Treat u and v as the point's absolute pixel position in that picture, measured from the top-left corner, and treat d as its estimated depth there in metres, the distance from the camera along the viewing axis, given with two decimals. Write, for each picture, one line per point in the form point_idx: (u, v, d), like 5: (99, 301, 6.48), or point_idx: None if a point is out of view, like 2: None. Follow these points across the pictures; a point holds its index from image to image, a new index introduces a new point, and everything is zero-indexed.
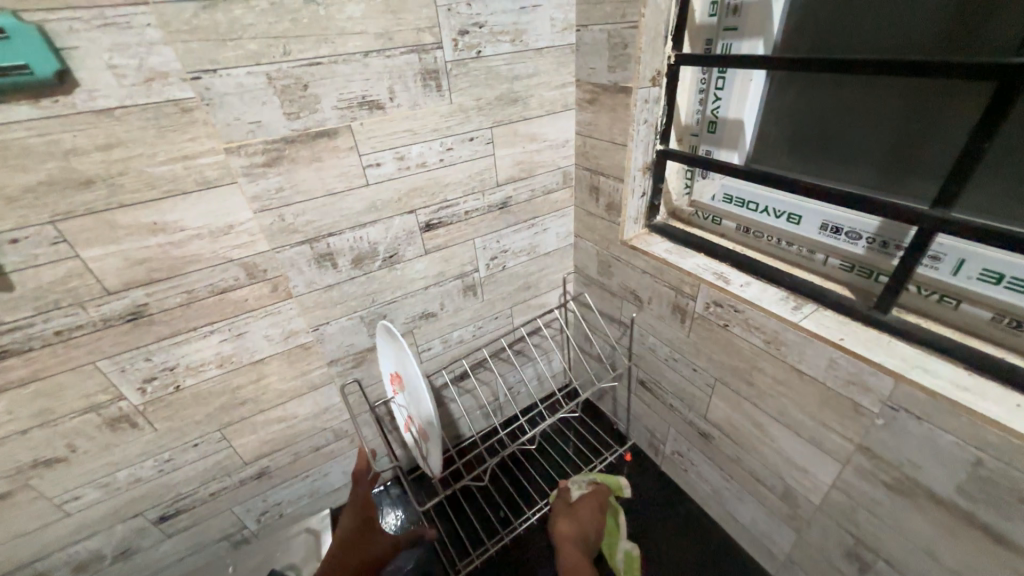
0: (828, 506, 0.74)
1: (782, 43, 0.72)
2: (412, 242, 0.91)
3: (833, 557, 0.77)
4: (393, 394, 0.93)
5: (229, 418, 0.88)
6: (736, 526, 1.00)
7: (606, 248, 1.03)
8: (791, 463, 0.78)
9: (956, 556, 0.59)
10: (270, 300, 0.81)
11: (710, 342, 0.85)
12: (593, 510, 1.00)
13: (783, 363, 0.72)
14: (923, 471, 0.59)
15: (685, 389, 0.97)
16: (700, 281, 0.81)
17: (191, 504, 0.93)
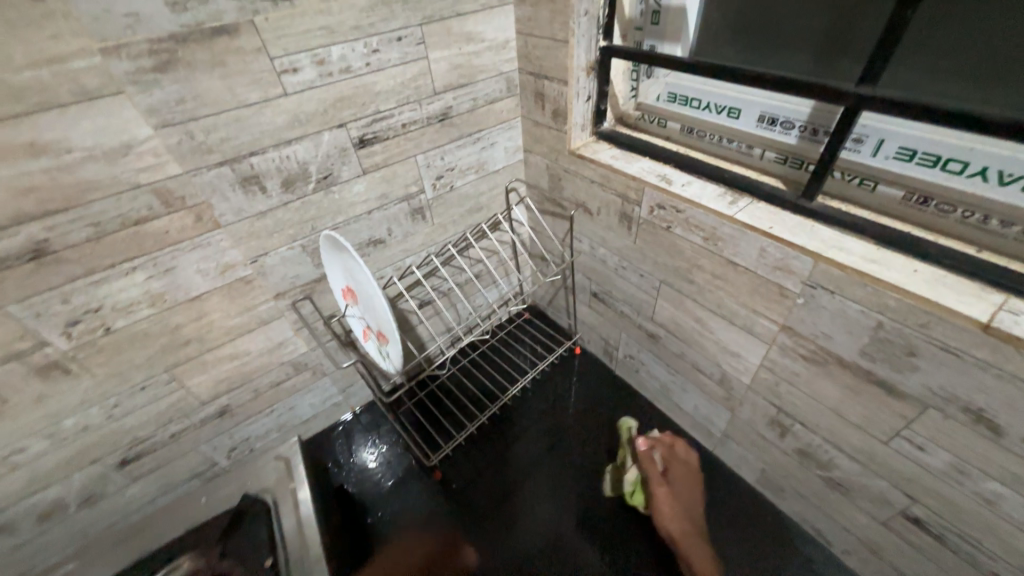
0: (757, 384, 0.83)
1: None
2: (347, 160, 0.85)
3: (760, 427, 0.88)
4: (347, 306, 0.90)
5: (175, 359, 0.85)
6: (682, 415, 1.10)
7: (555, 161, 1.01)
8: (727, 350, 0.85)
9: (856, 409, 0.68)
10: (194, 230, 0.75)
11: (656, 246, 0.87)
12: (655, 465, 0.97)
13: (720, 258, 0.76)
14: (835, 340, 0.65)
15: (635, 296, 1.01)
16: (644, 185, 0.82)
17: (152, 447, 0.92)
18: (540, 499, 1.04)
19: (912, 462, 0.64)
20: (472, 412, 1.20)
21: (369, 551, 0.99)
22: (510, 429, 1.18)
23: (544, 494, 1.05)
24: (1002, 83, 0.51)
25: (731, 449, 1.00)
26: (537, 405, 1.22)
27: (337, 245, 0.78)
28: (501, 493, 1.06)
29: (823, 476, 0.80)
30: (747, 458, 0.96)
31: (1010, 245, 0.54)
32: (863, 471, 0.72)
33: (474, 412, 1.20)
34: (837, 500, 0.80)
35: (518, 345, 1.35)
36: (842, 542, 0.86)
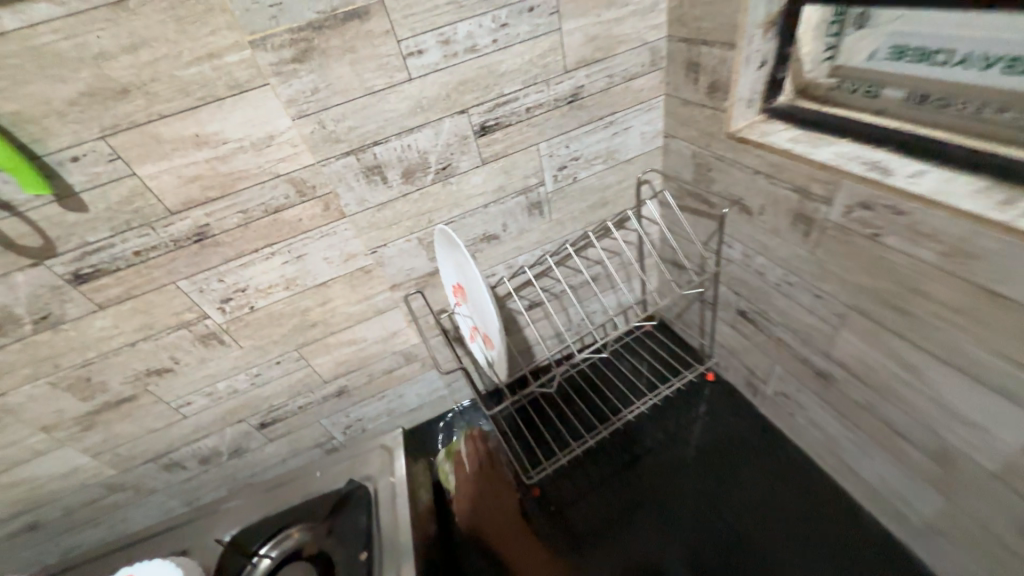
0: (1011, 475, 0.55)
1: None
2: (466, 149, 0.79)
3: (1004, 533, 0.60)
4: (457, 303, 0.86)
5: (304, 338, 0.91)
6: (859, 483, 0.83)
7: (705, 147, 0.82)
8: (956, 417, 0.59)
9: None
10: (323, 219, 0.77)
11: (848, 259, 0.64)
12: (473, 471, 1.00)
13: (969, 284, 0.51)
14: None
15: (803, 321, 0.78)
16: (841, 175, 0.60)
17: (284, 414, 1.01)
18: (657, 552, 0.87)
19: None
20: (578, 430, 1.08)
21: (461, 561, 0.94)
22: (620, 455, 1.03)
23: (662, 547, 0.88)
24: None
25: (939, 547, 0.72)
26: (654, 433, 1.05)
27: (449, 241, 0.73)
28: (605, 523, 0.93)
29: None
30: (970, 569, 0.67)
31: None
32: None
33: (580, 431, 1.08)
34: None
35: (638, 362, 1.18)
36: None
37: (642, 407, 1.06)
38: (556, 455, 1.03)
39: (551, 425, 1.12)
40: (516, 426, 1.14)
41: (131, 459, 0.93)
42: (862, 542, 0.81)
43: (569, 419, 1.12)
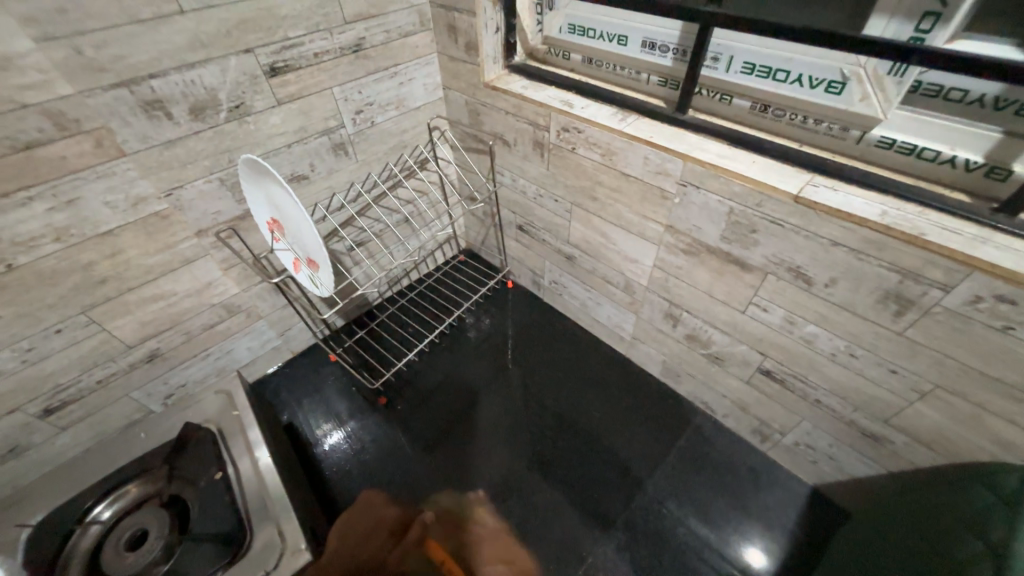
0: (653, 284, 0.96)
1: None
2: (258, 89, 0.84)
3: (658, 322, 1.02)
4: (274, 240, 0.91)
5: (92, 299, 0.83)
6: (600, 328, 1.23)
7: (473, 95, 1.06)
8: (627, 258, 0.98)
9: (722, 287, 0.83)
10: (96, 158, 0.73)
11: (565, 169, 0.97)
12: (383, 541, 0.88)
13: (615, 171, 0.86)
14: (703, 230, 0.79)
15: (553, 221, 1.11)
16: (550, 110, 0.90)
17: (78, 394, 0.91)
18: (514, 451, 1.05)
19: (761, 324, 0.81)
20: (411, 343, 1.28)
21: (321, 476, 1.02)
22: (448, 351, 1.27)
23: (516, 445, 1.06)
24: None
25: (640, 350, 1.14)
26: (474, 332, 1.32)
27: (261, 169, 0.78)
28: (465, 437, 1.08)
29: (705, 354, 0.97)
30: (652, 354, 1.11)
31: (819, 138, 0.69)
32: (730, 340, 0.88)
33: (414, 342, 1.28)
34: (717, 372, 0.97)
35: (455, 284, 1.44)
36: (722, 408, 1.03)
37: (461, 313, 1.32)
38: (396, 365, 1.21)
39: (387, 344, 1.28)
40: (356, 354, 1.27)
41: None
42: (605, 365, 1.21)
43: (403, 337, 1.30)
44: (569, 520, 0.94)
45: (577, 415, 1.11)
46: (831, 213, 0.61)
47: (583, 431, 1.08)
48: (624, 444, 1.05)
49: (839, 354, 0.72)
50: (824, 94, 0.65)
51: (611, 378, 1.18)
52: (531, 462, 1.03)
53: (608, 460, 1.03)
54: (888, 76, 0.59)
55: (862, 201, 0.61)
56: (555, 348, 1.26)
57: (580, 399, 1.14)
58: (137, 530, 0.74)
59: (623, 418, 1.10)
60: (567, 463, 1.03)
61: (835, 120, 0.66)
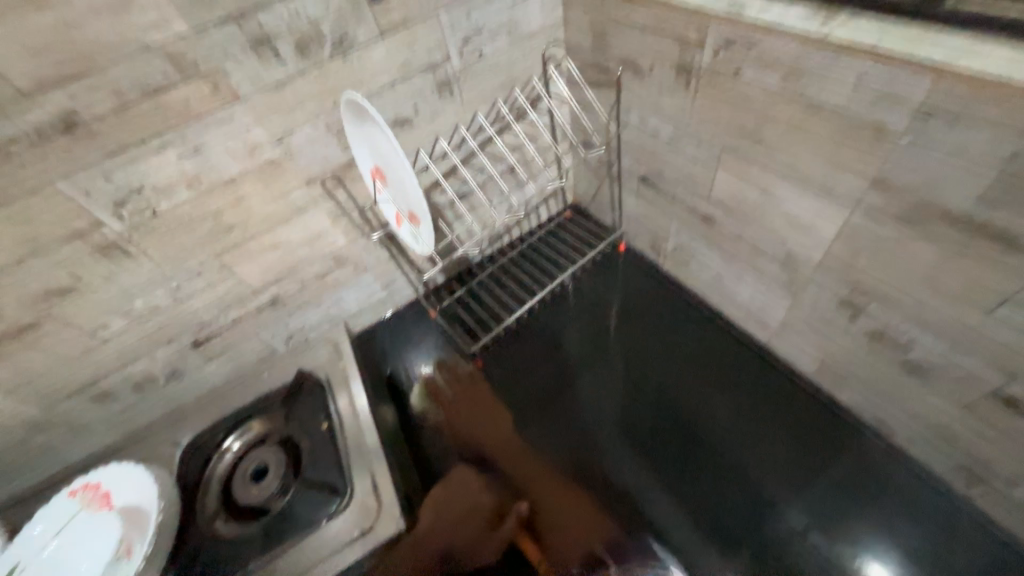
0: (830, 260, 0.72)
1: None
2: (361, 18, 0.76)
3: (827, 309, 0.78)
4: (376, 190, 0.84)
5: (222, 245, 0.88)
6: (734, 306, 1.01)
7: (600, 11, 0.86)
8: (795, 223, 0.74)
9: (956, 272, 0.57)
10: (215, 103, 0.72)
11: (718, 102, 0.74)
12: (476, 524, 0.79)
13: (800, 101, 0.62)
14: (946, 186, 0.53)
15: (690, 173, 0.89)
16: (709, 19, 0.67)
17: (217, 330, 1.00)
18: (617, 436, 0.94)
19: (1022, 330, 0.54)
20: (510, 306, 1.21)
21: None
22: (549, 318, 1.17)
23: (619, 431, 0.95)
24: None
25: (788, 339, 0.91)
26: (577, 299, 1.19)
27: (361, 110, 0.71)
28: (563, 413, 0.99)
29: (897, 358, 0.72)
30: (807, 347, 0.88)
31: None
32: (950, 346, 0.63)
33: (513, 305, 1.21)
34: (912, 384, 0.72)
35: (559, 243, 1.31)
36: (908, 428, 0.78)
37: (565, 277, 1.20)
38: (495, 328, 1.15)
39: (486, 305, 1.23)
40: (454, 312, 1.23)
41: (52, 394, 0.88)
42: (737, 352, 1.01)
43: (502, 298, 1.23)
44: (676, 530, 0.81)
45: (696, 406, 0.95)
46: None
47: (703, 428, 0.92)
48: (756, 451, 0.87)
49: None
50: None
51: (743, 367, 0.98)
52: (637, 455, 0.91)
53: (732, 466, 0.86)
54: None
55: None
56: (673, 325, 1.08)
57: (702, 388, 0.97)
58: (260, 464, 0.80)
59: (757, 421, 0.90)
60: (681, 462, 0.88)
61: None
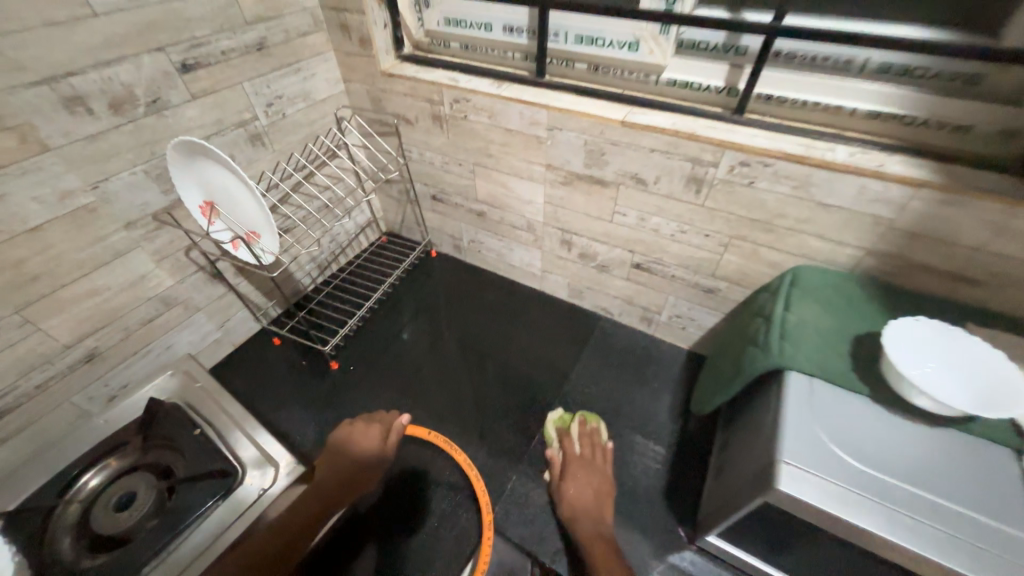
0: (547, 218, 1.21)
1: None
2: (173, 84, 0.93)
3: (558, 250, 1.28)
4: (211, 225, 0.98)
5: (25, 297, 0.85)
6: (515, 271, 1.46)
7: (372, 83, 1.23)
8: (524, 201, 1.22)
9: (593, 206, 1.10)
10: (22, 153, 0.78)
11: (461, 135, 1.18)
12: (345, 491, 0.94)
13: (501, 128, 1.09)
14: (571, 162, 1.05)
15: (461, 184, 1.32)
16: (441, 86, 1.11)
17: (16, 401, 0.90)
18: (460, 380, 1.25)
19: (624, 227, 1.09)
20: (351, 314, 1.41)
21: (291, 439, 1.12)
22: (387, 317, 1.43)
23: (461, 376, 1.26)
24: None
25: (549, 280, 1.40)
26: (407, 297, 1.49)
27: (202, 150, 0.86)
28: (416, 380, 1.26)
29: (595, 266, 1.24)
30: (560, 281, 1.36)
31: (632, 84, 0.98)
32: (608, 247, 1.16)
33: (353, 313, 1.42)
34: (606, 279, 1.25)
35: (381, 260, 1.59)
36: (618, 309, 1.32)
37: (392, 281, 1.48)
38: (340, 333, 1.33)
39: (329, 319, 1.40)
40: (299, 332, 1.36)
41: None
42: (524, 301, 1.45)
43: (342, 310, 1.42)
44: (512, 421, 1.16)
45: (506, 341, 1.34)
46: (642, 129, 0.90)
47: (513, 352, 1.31)
48: (547, 353, 1.30)
49: (676, 234, 1.02)
50: (627, 52, 0.93)
51: (530, 309, 1.42)
52: (476, 387, 1.23)
53: (536, 367, 1.27)
54: (661, 34, 0.88)
55: (658, 117, 0.91)
56: (480, 294, 1.48)
57: (507, 329, 1.37)
58: (127, 491, 0.80)
59: (545, 337, 1.34)
60: (506, 379, 1.25)
61: (638, 70, 0.95)
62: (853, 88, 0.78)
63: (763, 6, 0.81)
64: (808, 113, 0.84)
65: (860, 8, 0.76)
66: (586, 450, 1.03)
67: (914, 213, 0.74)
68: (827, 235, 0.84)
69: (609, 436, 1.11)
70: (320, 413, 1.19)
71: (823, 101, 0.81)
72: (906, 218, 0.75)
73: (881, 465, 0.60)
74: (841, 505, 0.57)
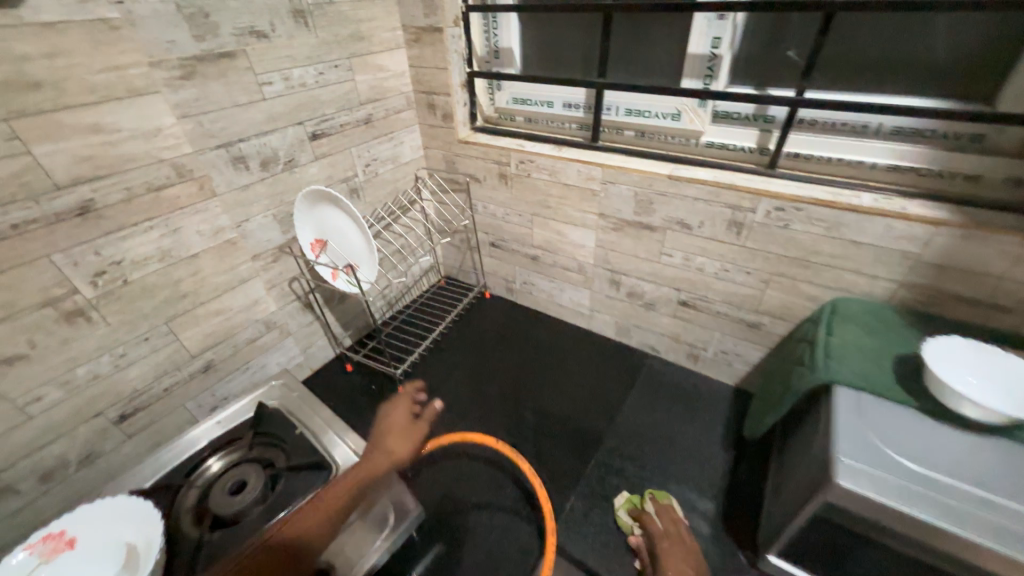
0: (597, 260, 1.36)
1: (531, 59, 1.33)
2: (304, 148, 1.18)
3: (606, 290, 1.40)
4: (316, 258, 1.19)
5: (174, 311, 1.04)
6: (563, 311, 1.59)
7: (449, 149, 1.48)
8: (576, 245, 1.37)
9: (641, 248, 1.24)
10: (197, 197, 1.00)
11: (523, 190, 1.38)
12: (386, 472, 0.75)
13: (559, 184, 1.28)
14: (622, 211, 1.21)
15: (519, 232, 1.50)
16: (509, 150, 1.33)
17: (147, 401, 1.06)
18: (515, 407, 1.35)
19: (669, 267, 1.22)
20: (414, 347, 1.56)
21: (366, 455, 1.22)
22: (446, 350, 1.56)
23: (517, 404, 1.36)
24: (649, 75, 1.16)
25: (597, 319, 1.51)
26: (464, 333, 1.63)
27: (328, 198, 1.07)
28: (475, 406, 1.36)
29: (642, 304, 1.35)
30: (607, 319, 1.48)
31: (675, 147, 1.16)
32: (655, 286, 1.28)
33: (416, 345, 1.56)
34: (652, 316, 1.35)
35: (440, 300, 1.76)
36: (663, 347, 1.41)
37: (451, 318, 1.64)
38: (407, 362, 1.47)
39: (395, 350, 1.55)
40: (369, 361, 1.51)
41: None
42: (572, 338, 1.56)
43: (406, 343, 1.57)
44: (567, 446, 1.22)
45: (557, 374, 1.44)
46: (686, 181, 1.05)
47: (564, 383, 1.40)
48: (596, 385, 1.39)
49: (719, 272, 1.14)
50: (671, 121, 1.13)
51: (578, 346, 1.53)
52: (532, 414, 1.32)
53: (587, 398, 1.35)
54: (700, 108, 1.07)
55: (698, 171, 1.07)
56: (531, 332, 1.61)
57: (558, 362, 1.48)
58: (239, 479, 0.91)
59: (595, 371, 1.43)
60: (559, 407, 1.33)
61: (680, 135, 1.14)
62: (874, 147, 0.92)
63: (786, 84, 0.99)
64: (833, 167, 0.98)
65: (870, 85, 0.93)
66: (667, 533, 0.94)
67: (939, 249, 0.84)
68: (861, 270, 0.94)
69: (663, 464, 1.15)
70: None
71: (846, 157, 0.95)
72: (932, 253, 0.85)
73: (930, 462, 0.66)
74: (898, 495, 0.63)
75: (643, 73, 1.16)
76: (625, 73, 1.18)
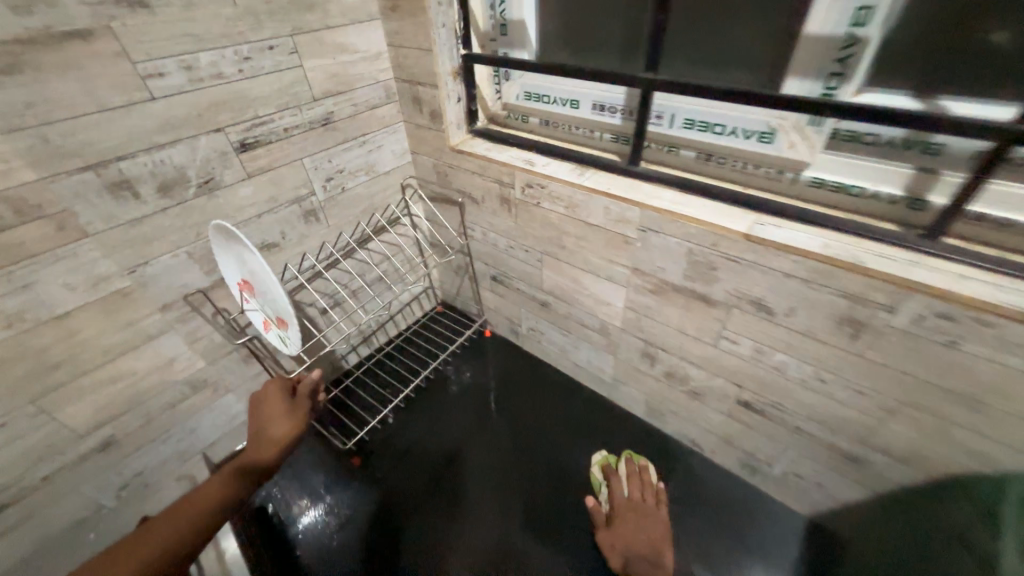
0: (627, 325, 0.99)
1: (551, 34, 0.92)
2: (228, 164, 0.86)
3: (636, 362, 1.04)
4: (245, 302, 0.91)
5: (42, 386, 0.78)
6: (579, 371, 1.24)
7: (439, 158, 1.12)
8: (599, 301, 1.00)
9: (691, 324, 0.86)
10: (57, 241, 0.72)
11: (531, 221, 1.02)
12: (276, 425, 0.82)
13: (579, 221, 0.91)
14: (668, 271, 0.83)
15: (526, 271, 1.14)
16: (513, 168, 0.96)
17: (18, 494, 0.82)
18: (506, 500, 1.04)
19: (732, 356, 0.84)
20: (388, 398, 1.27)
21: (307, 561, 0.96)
22: (428, 404, 1.27)
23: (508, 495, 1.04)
24: (726, 73, 0.74)
25: (621, 391, 1.15)
26: (455, 383, 1.33)
27: (228, 233, 0.79)
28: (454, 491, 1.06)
29: (685, 390, 0.98)
30: (635, 394, 1.11)
31: (761, 181, 0.76)
32: (706, 374, 0.91)
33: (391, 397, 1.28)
34: (699, 408, 0.98)
35: (430, 335, 1.46)
36: (710, 445, 1.04)
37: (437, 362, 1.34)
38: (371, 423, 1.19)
39: (366, 402, 1.27)
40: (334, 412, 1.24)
41: None
42: (588, 408, 1.22)
43: (382, 392, 1.29)
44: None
45: (563, 456, 1.11)
46: (775, 247, 0.66)
47: (570, 474, 1.07)
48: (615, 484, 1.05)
49: (810, 381, 0.75)
50: (759, 143, 0.73)
51: (595, 421, 1.18)
52: (525, 514, 1.01)
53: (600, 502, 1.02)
54: (809, 126, 0.67)
55: (798, 232, 0.67)
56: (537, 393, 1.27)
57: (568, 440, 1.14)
58: None
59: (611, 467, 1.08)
60: (560, 506, 1.02)
61: (771, 165, 0.73)
62: None
63: (984, 93, 0.56)
64: None
65: None
66: (632, 499, 0.97)
67: None
68: None
69: None
70: (340, 521, 1.02)
71: None
72: None
73: None
74: None
75: (718, 69, 0.75)
76: (689, 67, 0.77)
